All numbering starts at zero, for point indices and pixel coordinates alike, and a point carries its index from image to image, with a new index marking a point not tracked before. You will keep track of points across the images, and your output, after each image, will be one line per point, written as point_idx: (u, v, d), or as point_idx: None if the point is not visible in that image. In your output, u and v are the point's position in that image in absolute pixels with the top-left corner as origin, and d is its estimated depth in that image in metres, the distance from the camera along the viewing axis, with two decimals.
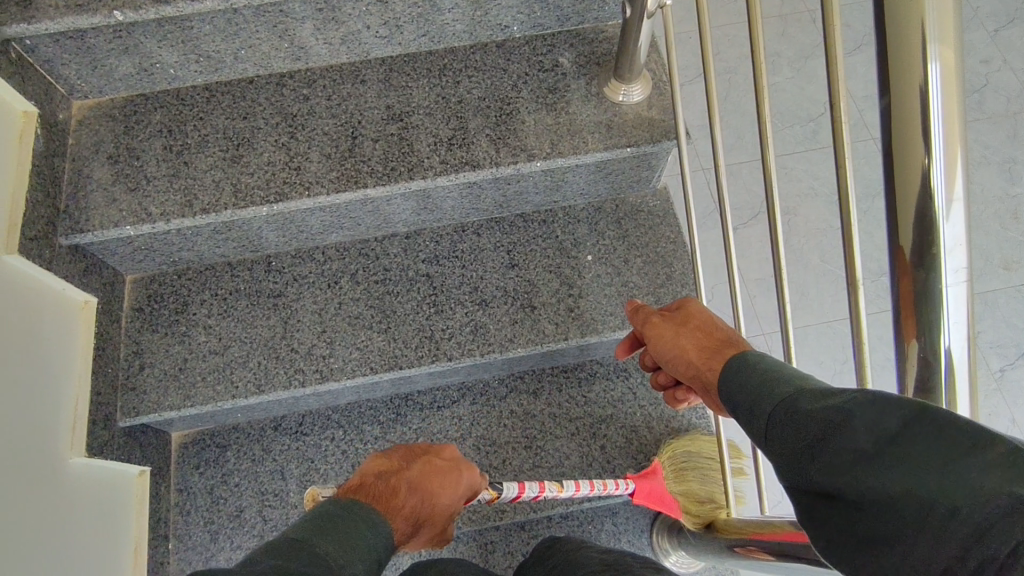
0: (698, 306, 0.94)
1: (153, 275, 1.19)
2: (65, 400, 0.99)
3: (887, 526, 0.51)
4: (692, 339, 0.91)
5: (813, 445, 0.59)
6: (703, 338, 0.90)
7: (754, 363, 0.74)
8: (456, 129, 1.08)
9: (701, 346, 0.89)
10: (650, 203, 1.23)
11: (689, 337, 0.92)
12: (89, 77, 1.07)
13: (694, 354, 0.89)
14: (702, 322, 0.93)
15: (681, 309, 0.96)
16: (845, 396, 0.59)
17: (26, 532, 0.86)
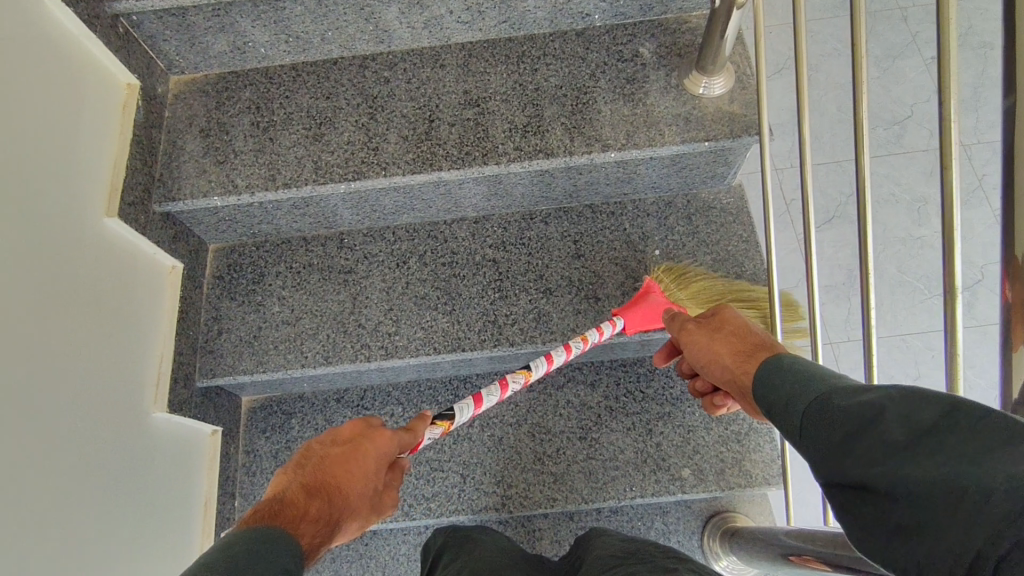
0: (732, 311, 0.90)
1: (234, 245, 1.25)
2: (152, 356, 1.06)
3: (918, 521, 0.50)
4: (726, 344, 0.86)
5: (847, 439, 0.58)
6: (738, 343, 0.85)
7: (786, 367, 0.71)
8: (532, 116, 1.09)
9: (736, 351, 0.84)
10: (724, 200, 1.20)
11: (724, 342, 0.87)
12: (187, 54, 1.12)
13: (729, 359, 0.84)
14: (737, 327, 0.87)
15: (715, 315, 0.92)
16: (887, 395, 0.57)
17: (103, 477, 0.93)
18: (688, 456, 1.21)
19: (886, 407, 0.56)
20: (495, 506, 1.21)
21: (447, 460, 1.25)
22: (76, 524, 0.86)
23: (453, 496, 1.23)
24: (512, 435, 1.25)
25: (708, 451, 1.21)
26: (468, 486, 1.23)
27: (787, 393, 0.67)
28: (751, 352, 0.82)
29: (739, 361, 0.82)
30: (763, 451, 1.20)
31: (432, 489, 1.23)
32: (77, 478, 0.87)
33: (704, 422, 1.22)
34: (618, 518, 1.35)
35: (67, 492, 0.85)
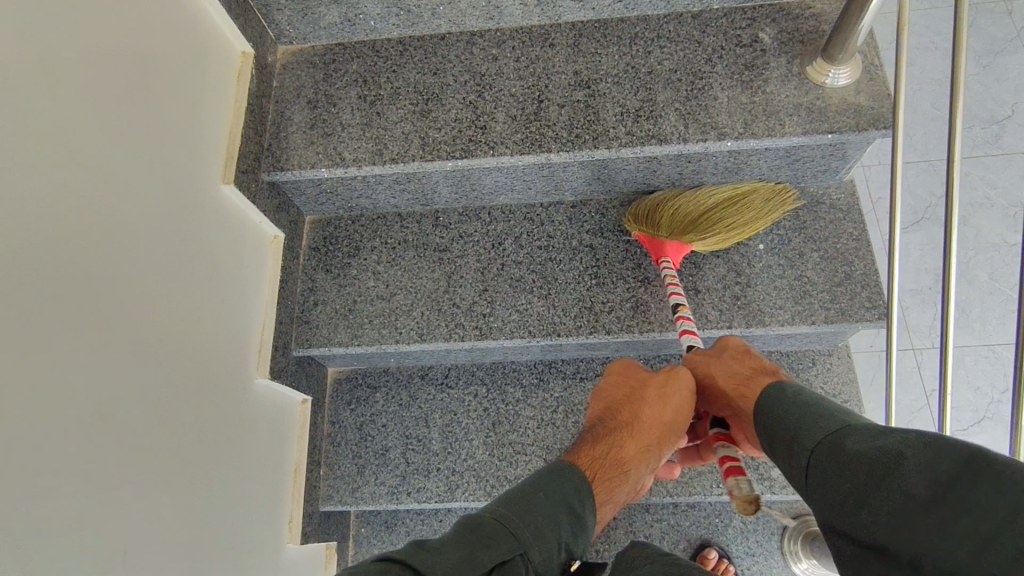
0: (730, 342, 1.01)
1: (330, 218, 1.26)
2: (255, 324, 1.08)
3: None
4: (729, 373, 0.94)
5: (857, 495, 0.61)
6: (739, 371, 0.94)
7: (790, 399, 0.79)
8: (645, 101, 1.06)
9: (733, 376, 0.93)
10: (834, 196, 1.16)
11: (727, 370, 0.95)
12: (298, 24, 1.12)
13: (725, 382, 0.93)
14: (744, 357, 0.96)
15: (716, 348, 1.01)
16: (904, 441, 0.60)
17: (213, 441, 0.95)
18: None
19: (903, 459, 0.59)
20: None
21: (530, 444, 1.24)
22: (189, 486, 0.89)
23: None
24: None
25: None
26: None
27: (796, 428, 0.74)
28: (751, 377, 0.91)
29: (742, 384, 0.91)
30: None
31: (515, 471, 1.24)
32: (190, 443, 0.90)
33: None
34: (695, 513, 1.34)
35: (183, 452, 0.88)
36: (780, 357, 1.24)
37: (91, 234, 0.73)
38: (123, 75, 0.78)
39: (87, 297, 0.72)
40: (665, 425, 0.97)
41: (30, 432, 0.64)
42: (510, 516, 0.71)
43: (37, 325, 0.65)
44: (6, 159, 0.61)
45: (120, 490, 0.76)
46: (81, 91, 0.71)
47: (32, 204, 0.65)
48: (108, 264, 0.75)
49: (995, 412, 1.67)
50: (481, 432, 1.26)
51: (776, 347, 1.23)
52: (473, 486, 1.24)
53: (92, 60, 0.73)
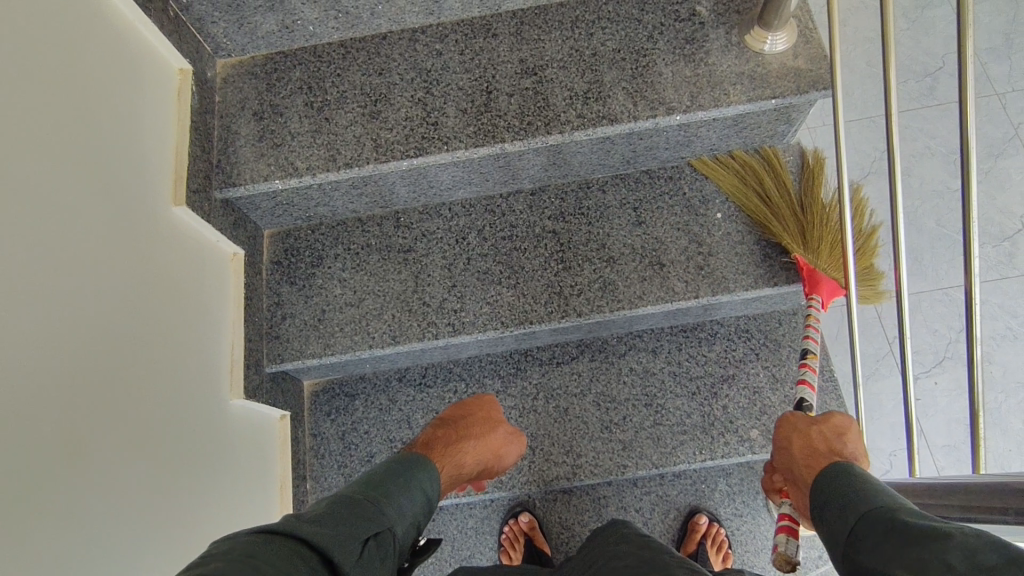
0: (843, 419, 0.94)
1: (289, 230, 1.24)
2: (225, 344, 1.06)
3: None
4: (813, 443, 0.92)
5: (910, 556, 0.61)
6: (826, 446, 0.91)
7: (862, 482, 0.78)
8: (592, 82, 1.07)
9: (814, 445, 0.92)
10: (784, 159, 1.19)
11: (814, 438, 0.93)
12: (234, 36, 1.09)
13: (800, 451, 0.92)
14: (839, 432, 0.93)
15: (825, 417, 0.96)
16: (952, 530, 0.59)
17: (193, 466, 0.93)
18: (755, 417, 1.21)
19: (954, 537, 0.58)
20: (566, 475, 1.22)
21: None
22: (173, 514, 0.87)
23: (524, 468, 1.24)
24: (578, 406, 1.25)
25: (775, 411, 1.21)
26: (537, 457, 1.24)
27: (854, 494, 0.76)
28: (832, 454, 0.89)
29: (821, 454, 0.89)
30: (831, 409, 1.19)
31: None
32: (170, 470, 0.88)
33: (770, 383, 1.22)
34: (681, 482, 1.36)
35: (169, 477, 0.88)
36: (748, 321, 1.27)
37: (54, 263, 0.72)
38: (75, 107, 0.79)
39: (58, 326, 0.72)
40: (506, 449, 1.14)
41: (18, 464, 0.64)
42: (375, 495, 0.84)
43: (17, 357, 0.65)
44: None
45: (104, 524, 0.74)
46: (18, 120, 0.68)
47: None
48: (74, 292, 0.75)
49: (953, 352, 1.74)
50: None
51: (744, 312, 1.26)
52: None
53: (46, 94, 0.74)
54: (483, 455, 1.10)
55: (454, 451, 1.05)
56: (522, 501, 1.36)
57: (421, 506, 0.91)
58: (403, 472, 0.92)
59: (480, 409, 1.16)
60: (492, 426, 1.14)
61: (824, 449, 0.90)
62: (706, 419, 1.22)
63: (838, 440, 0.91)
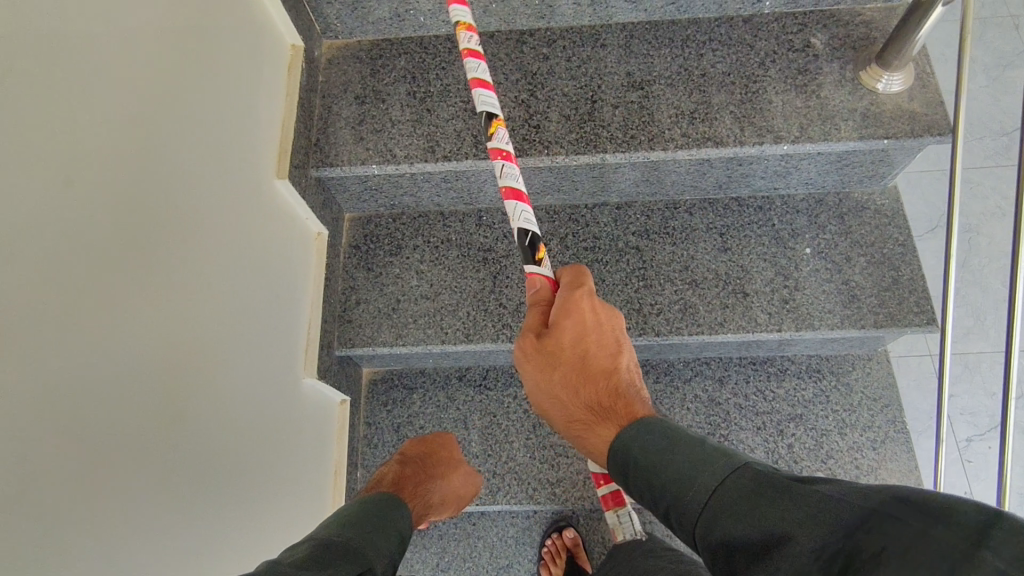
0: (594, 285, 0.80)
1: (370, 216, 1.24)
2: (302, 322, 1.06)
3: None
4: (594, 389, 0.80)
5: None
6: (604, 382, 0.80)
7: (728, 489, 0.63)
8: (700, 103, 1.06)
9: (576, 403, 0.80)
10: (878, 201, 1.17)
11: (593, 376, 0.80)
12: (347, 19, 1.10)
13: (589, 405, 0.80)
14: (552, 387, 0.81)
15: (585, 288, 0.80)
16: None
17: (263, 445, 0.91)
18: (821, 460, 1.18)
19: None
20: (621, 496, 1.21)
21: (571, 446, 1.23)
22: (243, 493, 0.85)
23: (578, 482, 1.23)
24: None
25: (841, 456, 1.18)
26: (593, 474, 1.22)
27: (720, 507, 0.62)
28: (603, 408, 0.79)
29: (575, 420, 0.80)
30: (901, 461, 1.17)
31: (556, 474, 1.23)
32: (244, 447, 0.85)
33: (839, 427, 1.20)
34: None
35: (247, 453, 0.86)
36: (820, 361, 1.25)
37: (181, 221, 0.71)
38: (207, 68, 0.79)
39: (178, 286, 0.70)
40: (464, 493, 1.14)
41: (129, 422, 0.62)
42: (353, 539, 0.78)
43: (140, 312, 0.64)
44: (119, 141, 0.62)
45: (193, 494, 0.72)
46: (149, 72, 0.67)
47: (108, 188, 0.60)
48: (195, 254, 0.74)
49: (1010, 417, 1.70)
50: (521, 433, 1.25)
51: (817, 351, 1.24)
52: (515, 489, 1.23)
53: (185, 50, 0.74)
54: (443, 492, 1.08)
55: (422, 489, 1.02)
56: (566, 516, 1.34)
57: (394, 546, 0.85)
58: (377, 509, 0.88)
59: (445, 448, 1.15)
60: (452, 466, 1.13)
61: (599, 407, 0.79)
62: (770, 457, 1.20)
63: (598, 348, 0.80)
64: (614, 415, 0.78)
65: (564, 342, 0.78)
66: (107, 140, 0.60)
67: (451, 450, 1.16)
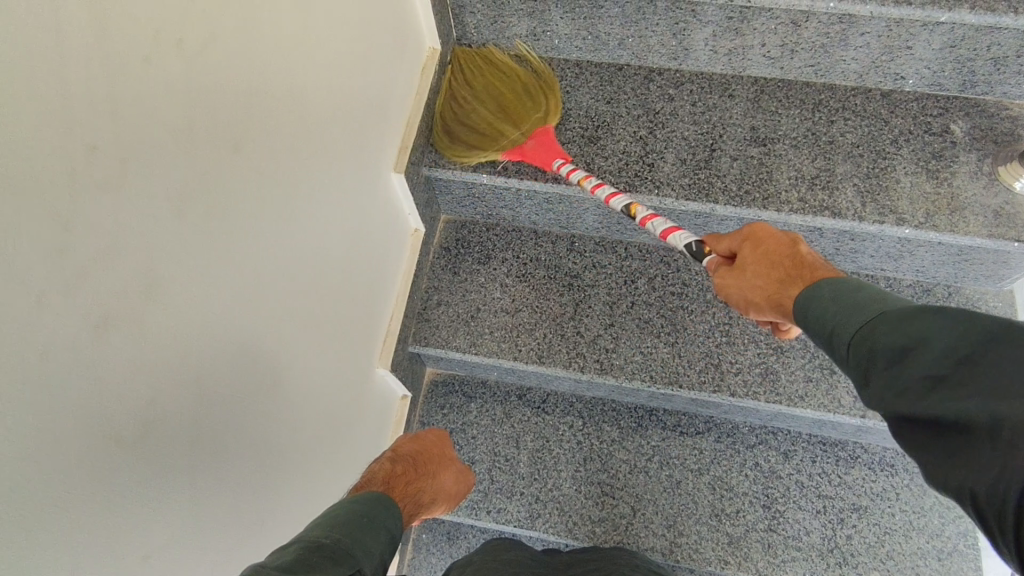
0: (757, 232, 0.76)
1: (465, 222, 1.26)
2: (384, 313, 1.08)
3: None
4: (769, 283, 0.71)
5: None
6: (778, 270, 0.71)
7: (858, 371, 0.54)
8: (823, 169, 1.03)
9: (769, 288, 0.71)
10: (991, 303, 1.11)
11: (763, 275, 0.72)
12: (485, 30, 1.13)
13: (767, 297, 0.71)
14: (747, 294, 0.74)
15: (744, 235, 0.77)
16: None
17: (331, 425, 0.92)
18: (880, 560, 1.13)
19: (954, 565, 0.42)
20: (662, 550, 1.16)
21: (619, 488, 1.20)
22: (306, 468, 0.86)
23: (619, 527, 1.18)
24: (692, 482, 1.20)
25: (903, 560, 1.12)
26: (637, 521, 1.18)
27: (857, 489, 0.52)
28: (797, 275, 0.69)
29: (772, 307, 0.70)
30: None
31: (600, 513, 1.19)
32: (313, 425, 0.86)
33: (905, 528, 1.14)
34: None
35: (317, 430, 0.87)
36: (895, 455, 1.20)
37: (311, 198, 0.74)
38: (360, 57, 0.81)
39: (295, 259, 0.72)
40: (453, 491, 1.06)
41: (232, 384, 0.63)
42: (342, 539, 0.66)
43: (262, 279, 0.66)
44: (280, 114, 0.64)
45: (267, 463, 0.73)
46: (313, 55, 0.69)
47: (262, 158, 0.61)
48: (314, 232, 0.76)
49: None
50: (571, 464, 1.23)
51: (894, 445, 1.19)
52: (556, 519, 1.19)
53: (346, 38, 0.77)
54: (434, 495, 0.98)
55: (412, 491, 0.91)
56: None
57: (384, 548, 0.72)
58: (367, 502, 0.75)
59: (432, 445, 1.06)
60: (440, 465, 1.04)
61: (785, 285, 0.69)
62: (825, 544, 1.15)
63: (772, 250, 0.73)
64: (805, 278, 0.68)
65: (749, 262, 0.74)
66: (269, 114, 0.62)
67: (440, 449, 1.07)
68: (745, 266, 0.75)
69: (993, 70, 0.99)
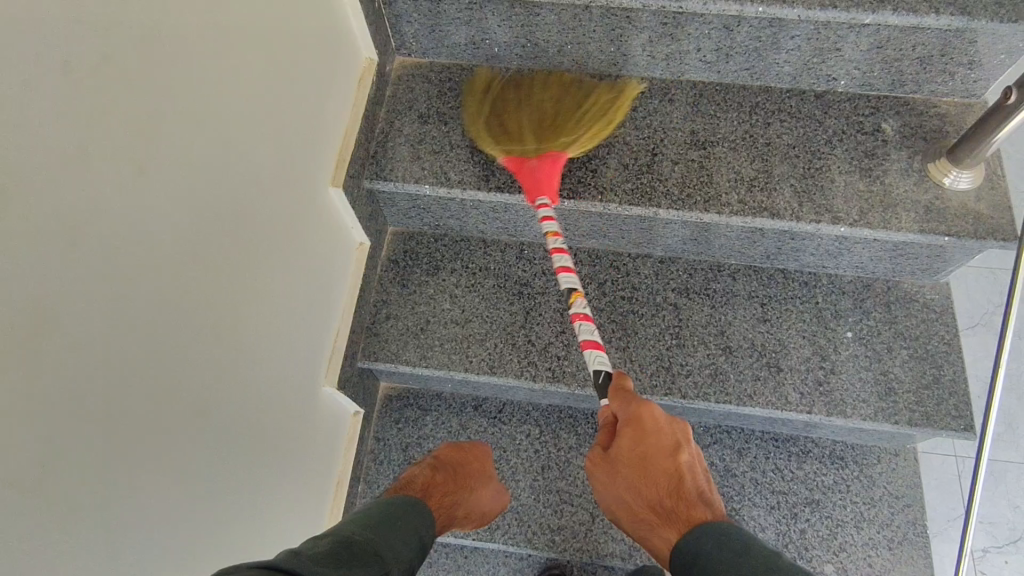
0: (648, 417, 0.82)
1: (413, 233, 1.24)
2: (330, 330, 1.05)
3: None
4: (635, 496, 0.81)
5: None
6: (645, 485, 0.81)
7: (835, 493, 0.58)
8: (761, 171, 1.05)
9: (639, 500, 0.81)
10: (928, 296, 1.14)
11: (630, 487, 0.82)
12: (423, 39, 1.12)
13: (634, 508, 0.81)
14: (616, 500, 0.84)
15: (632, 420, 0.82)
16: None
17: (275, 449, 0.89)
18: (833, 552, 1.15)
19: None
20: (621, 555, 1.17)
21: (577, 495, 1.20)
22: (248, 495, 0.83)
23: (579, 534, 1.18)
24: None
25: (855, 551, 1.15)
26: (596, 527, 1.18)
27: None
28: (664, 510, 0.79)
29: (634, 520, 0.83)
30: (917, 565, 1.13)
31: (559, 521, 1.19)
32: (255, 452, 0.83)
33: (856, 520, 1.17)
34: None
35: (259, 455, 0.85)
36: (845, 448, 1.22)
37: (237, 216, 0.71)
38: (287, 71, 0.79)
39: (222, 282, 0.70)
40: (493, 506, 1.03)
41: (154, 415, 0.61)
42: (371, 539, 0.65)
43: (183, 304, 0.63)
44: (195, 134, 0.62)
45: (202, 494, 0.71)
46: (230, 72, 0.67)
47: (175, 181, 0.60)
48: (243, 253, 0.74)
49: None
50: (528, 473, 1.22)
51: (843, 438, 1.21)
52: (515, 530, 1.19)
53: (270, 52, 0.75)
54: (472, 506, 0.97)
55: (449, 500, 0.91)
56: (560, 564, 1.30)
57: (413, 554, 0.70)
58: (404, 506, 0.75)
59: (473, 455, 1.04)
60: (481, 478, 1.01)
61: (655, 504, 0.80)
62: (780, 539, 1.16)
63: (649, 455, 0.81)
64: (666, 502, 0.79)
65: (629, 458, 0.81)
66: (181, 134, 0.60)
67: (480, 458, 1.05)
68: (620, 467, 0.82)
69: (920, 69, 1.02)
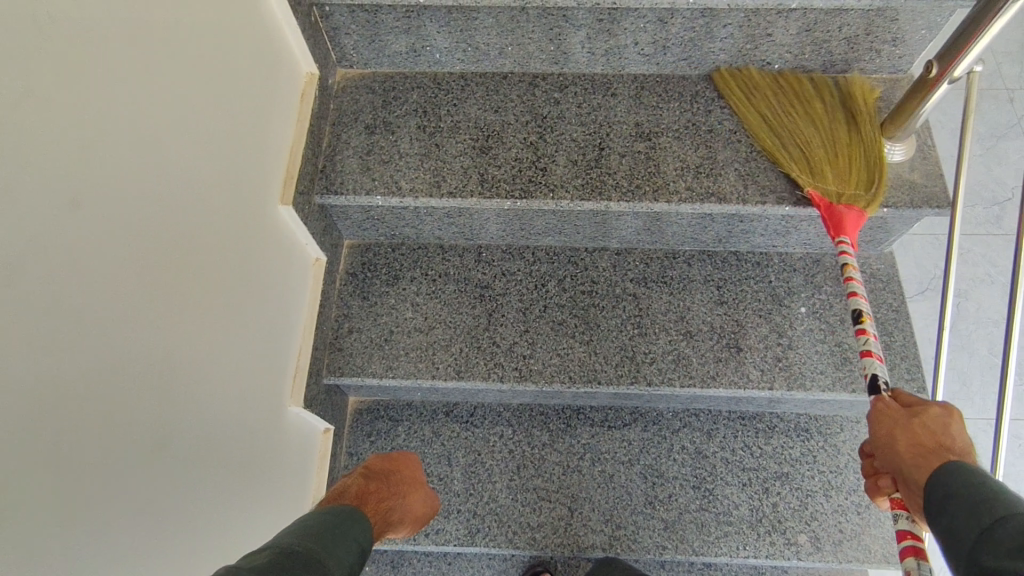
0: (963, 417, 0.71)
1: (369, 244, 1.23)
2: (291, 348, 1.04)
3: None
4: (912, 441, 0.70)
5: None
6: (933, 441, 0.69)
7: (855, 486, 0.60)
8: (705, 157, 1.07)
9: (919, 444, 0.69)
10: (874, 266, 1.18)
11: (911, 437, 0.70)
12: (363, 49, 1.11)
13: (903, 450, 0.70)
14: (884, 440, 0.72)
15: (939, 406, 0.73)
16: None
17: (243, 475, 0.88)
18: (805, 521, 1.18)
19: None
20: (601, 545, 1.18)
21: (555, 491, 1.21)
22: (219, 524, 0.81)
23: (559, 529, 1.19)
24: (624, 474, 1.22)
25: (826, 519, 1.19)
26: (575, 520, 1.19)
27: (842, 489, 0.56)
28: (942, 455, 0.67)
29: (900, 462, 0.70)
30: (884, 527, 1.17)
31: (538, 518, 1.19)
32: (222, 480, 0.82)
33: (824, 489, 1.20)
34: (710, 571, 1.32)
35: (227, 482, 0.83)
36: (809, 420, 1.25)
37: (184, 240, 0.70)
38: (224, 89, 0.78)
39: (173, 309, 0.69)
40: (425, 513, 0.99)
41: (110, 451, 0.59)
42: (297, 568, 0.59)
43: (131, 334, 0.62)
44: (131, 161, 0.61)
45: (169, 527, 0.69)
46: (164, 95, 0.66)
47: (112, 212, 0.58)
48: (193, 277, 0.73)
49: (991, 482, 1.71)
50: (504, 474, 1.23)
51: (806, 411, 1.24)
52: (496, 532, 1.19)
53: (205, 73, 0.74)
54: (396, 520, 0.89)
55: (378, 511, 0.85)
56: (543, 561, 1.30)
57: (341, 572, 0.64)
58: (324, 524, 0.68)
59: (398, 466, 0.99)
60: (408, 489, 0.96)
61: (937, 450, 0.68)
62: (754, 514, 1.19)
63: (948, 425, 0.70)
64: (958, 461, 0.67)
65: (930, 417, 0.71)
66: (115, 162, 0.59)
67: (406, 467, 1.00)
68: (918, 416, 0.72)
69: (849, 48, 1.05)
